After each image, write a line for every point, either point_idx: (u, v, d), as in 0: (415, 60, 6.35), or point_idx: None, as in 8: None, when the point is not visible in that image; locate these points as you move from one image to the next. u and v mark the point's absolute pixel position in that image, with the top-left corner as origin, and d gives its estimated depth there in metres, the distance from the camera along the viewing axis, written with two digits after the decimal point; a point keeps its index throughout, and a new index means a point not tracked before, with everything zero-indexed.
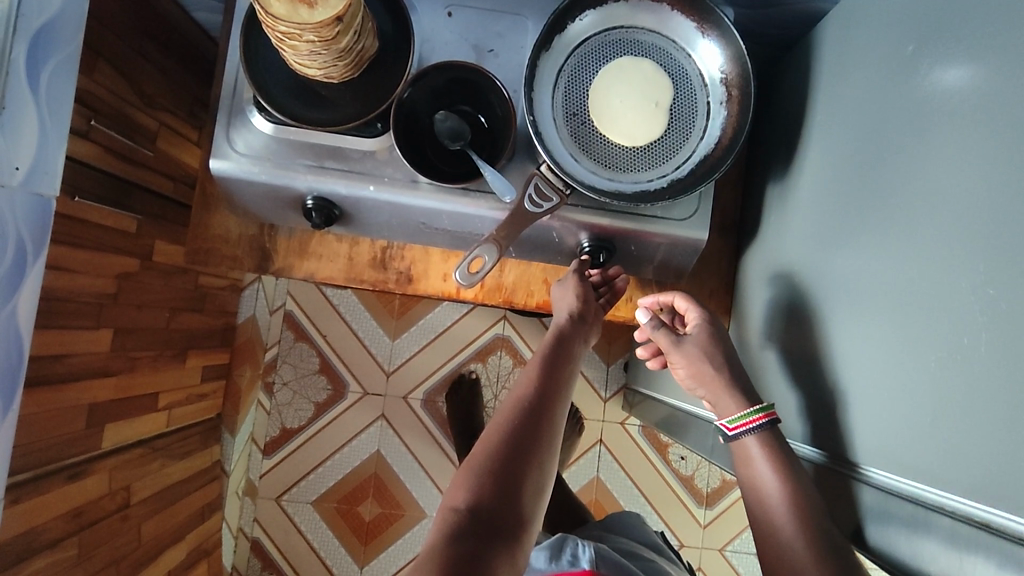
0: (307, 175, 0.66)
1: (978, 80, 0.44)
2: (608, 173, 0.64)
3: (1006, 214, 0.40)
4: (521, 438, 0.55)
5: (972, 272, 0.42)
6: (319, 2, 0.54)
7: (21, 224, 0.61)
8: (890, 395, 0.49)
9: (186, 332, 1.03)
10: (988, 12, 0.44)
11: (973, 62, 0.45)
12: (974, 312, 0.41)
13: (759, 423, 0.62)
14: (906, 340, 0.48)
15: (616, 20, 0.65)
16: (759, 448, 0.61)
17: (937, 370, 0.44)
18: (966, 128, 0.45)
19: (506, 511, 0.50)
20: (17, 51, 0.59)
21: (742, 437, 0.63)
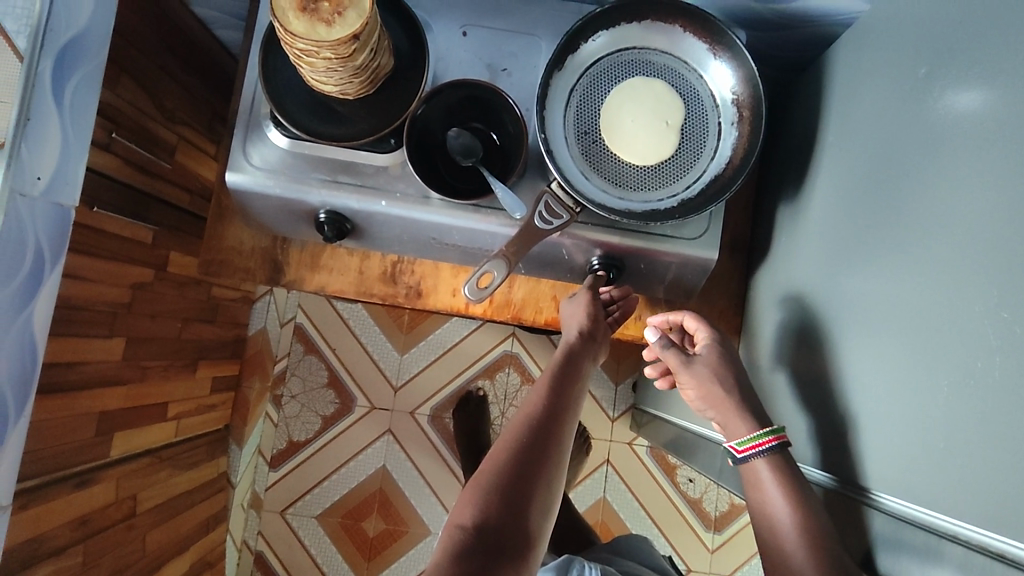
0: (321, 189, 0.67)
1: (991, 102, 0.44)
2: (618, 191, 0.65)
3: (1020, 237, 0.40)
4: (528, 455, 0.54)
5: (986, 294, 0.42)
6: (336, 20, 0.55)
7: (40, 233, 0.62)
8: (901, 418, 0.48)
9: (197, 343, 1.03)
10: (1000, 37, 0.45)
11: (986, 86, 0.45)
12: (988, 334, 0.41)
13: (769, 445, 0.61)
14: (918, 363, 0.47)
15: (628, 41, 0.65)
16: (770, 471, 0.60)
17: (951, 393, 0.44)
18: (979, 149, 0.45)
19: (512, 530, 0.50)
20: (45, 64, 0.61)
21: (751, 460, 0.62)
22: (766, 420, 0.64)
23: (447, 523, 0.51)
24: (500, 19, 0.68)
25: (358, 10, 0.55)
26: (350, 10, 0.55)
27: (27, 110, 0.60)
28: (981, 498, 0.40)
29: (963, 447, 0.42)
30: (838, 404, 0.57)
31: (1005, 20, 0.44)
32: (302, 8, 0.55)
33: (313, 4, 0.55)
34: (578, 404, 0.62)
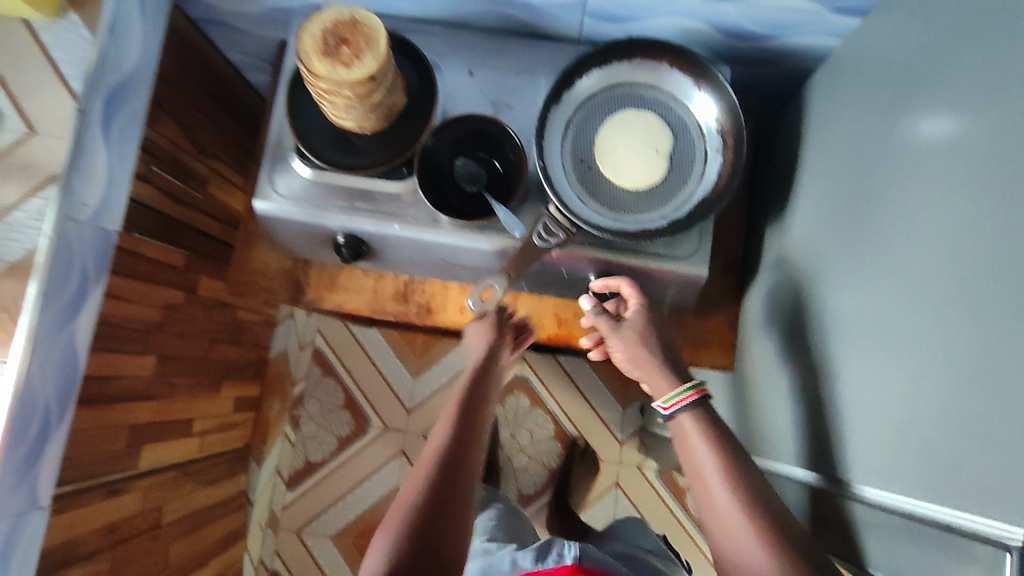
0: (340, 215, 0.73)
1: (942, 121, 0.49)
2: (612, 213, 0.70)
3: (968, 241, 0.44)
4: (449, 472, 0.58)
5: (943, 294, 0.46)
6: (354, 63, 0.62)
7: (86, 255, 0.68)
8: (881, 418, 0.52)
9: (221, 363, 1.09)
10: (947, 67, 0.50)
11: (938, 111, 0.50)
12: (945, 331, 0.45)
13: (692, 399, 0.61)
14: (890, 363, 0.51)
15: (620, 77, 0.71)
16: (694, 426, 0.60)
17: (919, 387, 0.47)
18: (933, 165, 0.49)
19: (435, 538, 0.52)
20: (95, 103, 0.67)
21: (676, 416, 0.62)
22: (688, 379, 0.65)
23: (376, 544, 0.53)
24: (503, 60, 0.75)
25: (374, 54, 0.62)
26: (367, 54, 0.62)
27: (77, 144, 0.65)
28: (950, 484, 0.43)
29: (932, 440, 0.45)
30: (826, 409, 0.61)
31: (949, 52, 0.49)
32: (324, 52, 0.62)
33: (335, 49, 0.62)
34: (485, 421, 0.68)
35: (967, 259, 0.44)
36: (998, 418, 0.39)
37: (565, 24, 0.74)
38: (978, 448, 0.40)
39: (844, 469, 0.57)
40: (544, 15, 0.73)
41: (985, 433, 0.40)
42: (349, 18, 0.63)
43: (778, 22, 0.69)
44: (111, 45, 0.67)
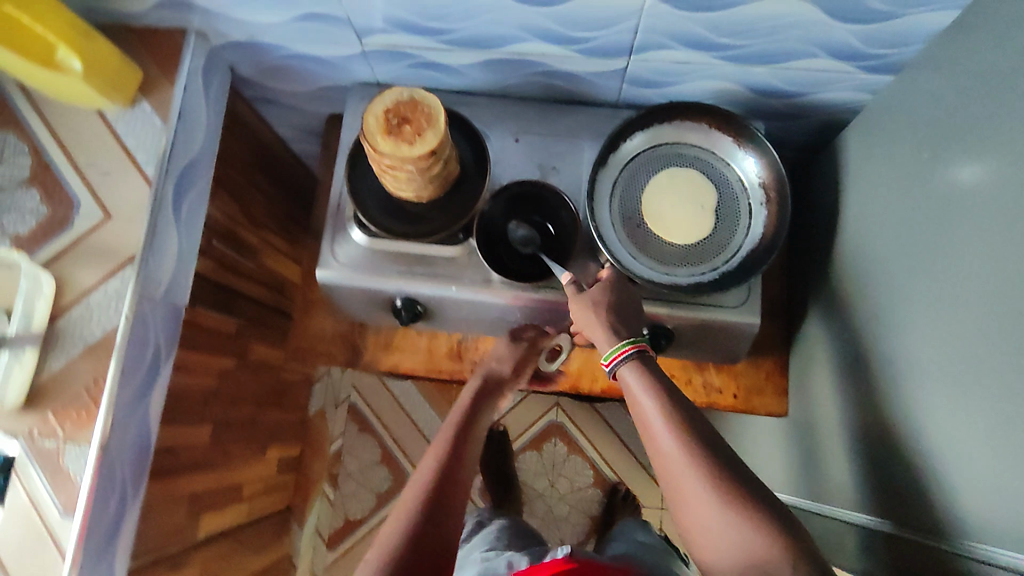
0: (398, 279, 0.76)
1: (979, 170, 0.52)
2: (664, 268, 0.73)
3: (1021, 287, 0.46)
4: (451, 465, 0.64)
5: (1001, 337, 0.47)
6: (417, 140, 0.66)
7: (158, 332, 0.71)
8: (949, 461, 0.53)
9: (267, 426, 1.10)
10: (978, 122, 0.53)
11: (972, 159, 0.53)
12: (1008, 373, 0.46)
13: (629, 353, 0.62)
14: (954, 405, 0.52)
15: (662, 138, 0.75)
16: (638, 377, 0.61)
17: (989, 430, 0.48)
18: (977, 213, 0.52)
19: (432, 545, 0.56)
20: (167, 186, 0.70)
21: (617, 369, 0.63)
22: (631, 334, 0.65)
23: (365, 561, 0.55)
24: (548, 126, 0.79)
25: (436, 130, 0.66)
26: (428, 131, 0.66)
27: (152, 226, 0.69)
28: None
29: (1001, 484, 0.46)
30: (890, 452, 0.62)
31: (981, 107, 0.53)
32: (388, 131, 0.66)
33: (397, 127, 0.66)
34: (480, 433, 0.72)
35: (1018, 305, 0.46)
36: None
37: (604, 90, 0.78)
38: None
39: (911, 513, 0.57)
40: (585, 83, 0.78)
41: None
42: (409, 98, 0.67)
43: (807, 81, 0.73)
44: (182, 132, 0.71)
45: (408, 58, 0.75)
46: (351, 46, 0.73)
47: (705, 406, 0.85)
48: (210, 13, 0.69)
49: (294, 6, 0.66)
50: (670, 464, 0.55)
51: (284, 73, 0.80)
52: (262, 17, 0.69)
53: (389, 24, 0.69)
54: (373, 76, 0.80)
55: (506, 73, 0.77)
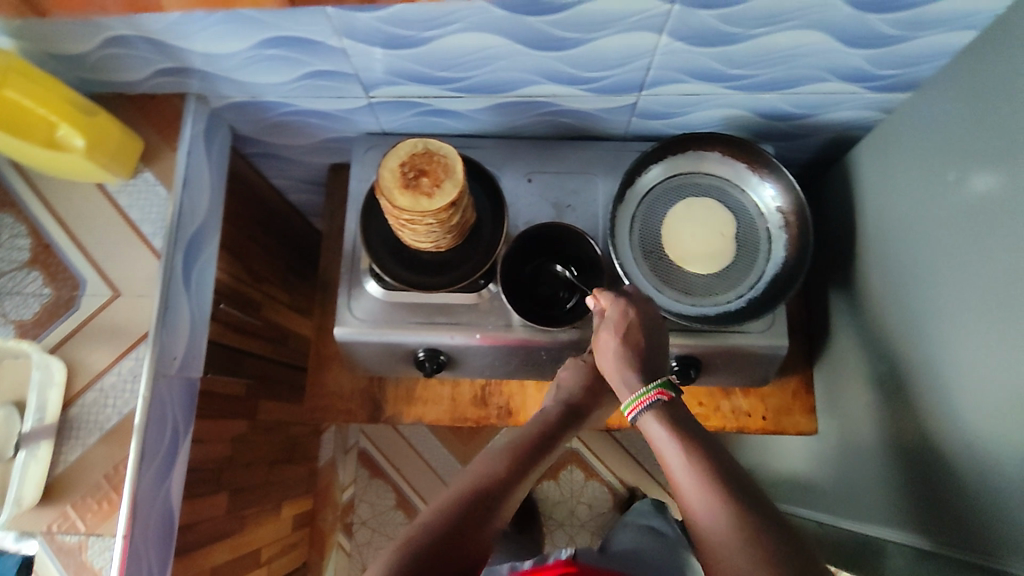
0: (420, 330, 0.74)
1: (1005, 190, 0.53)
2: (690, 299, 0.72)
3: None
4: (502, 484, 0.56)
5: None
6: (435, 192, 0.65)
7: (175, 408, 0.68)
8: (1003, 481, 0.53)
9: (280, 483, 1.06)
10: (998, 143, 0.54)
11: (998, 178, 0.54)
12: None
13: (650, 403, 0.56)
14: (1006, 424, 0.52)
15: (677, 168, 0.75)
16: (658, 424, 0.55)
17: None
18: (1008, 233, 0.53)
19: (464, 540, 0.51)
20: (177, 257, 0.69)
21: (639, 421, 0.57)
22: (652, 380, 0.59)
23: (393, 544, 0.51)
24: (559, 164, 0.78)
25: (453, 181, 0.65)
26: (446, 182, 0.65)
27: (165, 300, 0.67)
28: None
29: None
30: (935, 471, 0.62)
31: (1000, 128, 0.54)
32: (404, 185, 0.65)
33: (414, 181, 0.65)
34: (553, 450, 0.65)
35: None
36: None
37: (614, 124, 0.78)
38: None
39: (964, 534, 0.57)
40: (595, 119, 0.77)
41: None
42: (424, 150, 0.66)
43: (817, 103, 0.73)
44: (187, 199, 0.70)
45: (415, 107, 0.74)
46: (357, 99, 0.72)
47: (735, 430, 0.84)
48: (210, 75, 0.68)
49: (299, 66, 0.66)
50: (690, 513, 0.48)
51: (287, 128, 0.79)
52: (265, 77, 0.68)
53: (398, 76, 0.68)
54: (379, 127, 0.78)
55: (515, 115, 0.76)
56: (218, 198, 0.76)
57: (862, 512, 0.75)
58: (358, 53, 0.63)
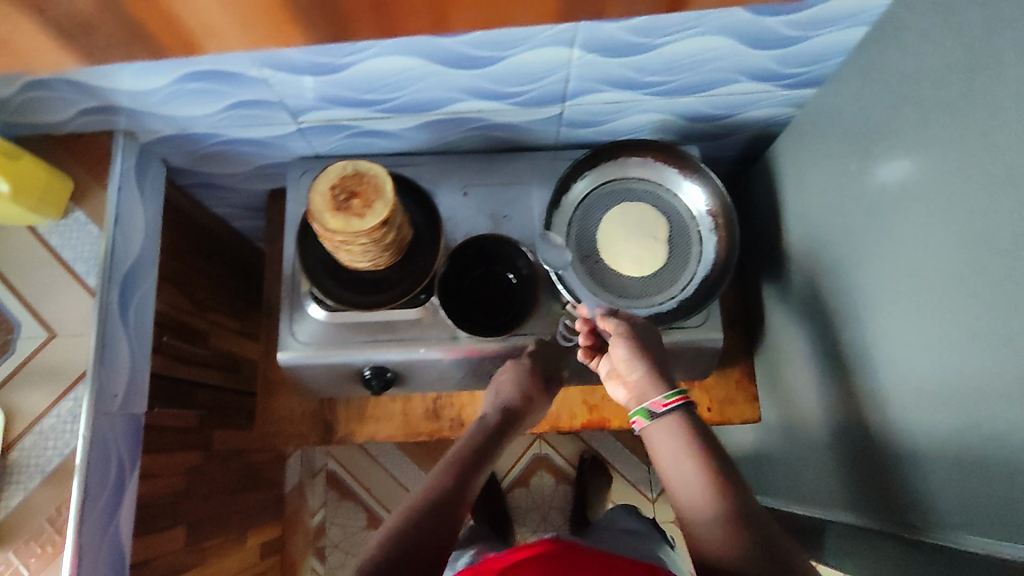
0: (365, 349, 0.74)
1: (900, 177, 0.56)
2: (624, 301, 0.74)
3: (960, 286, 0.49)
4: (450, 499, 0.58)
5: (949, 334, 0.51)
6: (366, 212, 0.66)
7: (120, 446, 0.68)
8: (919, 453, 0.56)
9: (243, 512, 1.05)
10: (890, 134, 0.57)
11: (894, 166, 0.56)
12: (967, 366, 0.49)
13: (676, 406, 0.57)
14: (919, 399, 0.55)
15: (610, 175, 0.77)
16: (670, 434, 0.56)
17: (955, 421, 0.51)
18: (907, 217, 0.55)
19: (416, 557, 0.52)
20: (112, 294, 0.68)
21: (649, 427, 0.58)
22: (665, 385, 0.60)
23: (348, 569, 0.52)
24: (493, 176, 0.80)
25: (383, 201, 0.66)
26: (377, 202, 0.66)
27: (102, 337, 0.66)
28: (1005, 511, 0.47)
29: (976, 472, 0.49)
30: (863, 449, 0.64)
31: (891, 119, 0.57)
32: (336, 208, 0.65)
33: (345, 203, 0.66)
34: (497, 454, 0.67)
35: (962, 302, 0.49)
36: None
37: (543, 135, 0.80)
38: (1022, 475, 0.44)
39: (896, 507, 0.60)
40: (525, 131, 0.79)
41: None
42: (354, 172, 0.67)
43: (734, 104, 0.76)
44: (120, 235, 0.70)
45: (345, 130, 0.75)
46: (286, 125, 0.73)
47: None
48: (137, 112, 0.68)
49: (223, 96, 0.66)
50: (696, 519, 0.51)
51: (221, 156, 0.79)
52: (191, 109, 0.69)
53: (323, 101, 0.69)
54: (313, 149, 0.79)
55: (446, 131, 0.78)
56: (154, 232, 0.76)
57: (808, 492, 0.78)
58: (279, 81, 0.64)
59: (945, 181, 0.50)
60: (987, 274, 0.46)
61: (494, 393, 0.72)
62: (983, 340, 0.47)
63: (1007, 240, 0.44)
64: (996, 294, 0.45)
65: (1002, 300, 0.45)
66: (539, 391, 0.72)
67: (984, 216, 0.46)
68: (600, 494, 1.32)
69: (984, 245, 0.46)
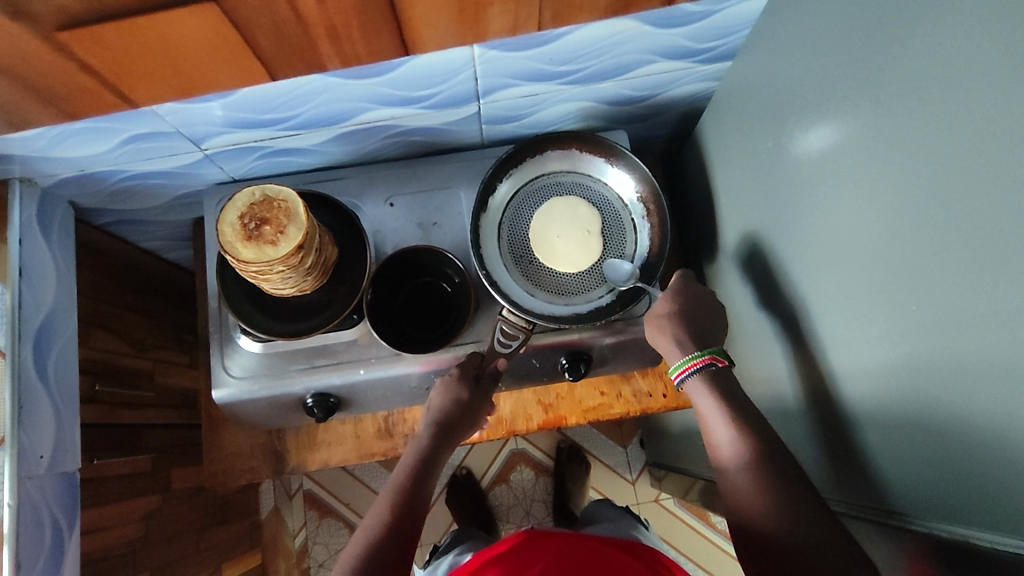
0: (302, 377, 0.71)
1: (817, 145, 0.54)
2: (563, 299, 0.72)
3: (880, 254, 0.47)
4: (391, 539, 0.60)
5: (873, 303, 0.49)
6: (280, 239, 0.61)
7: (53, 507, 0.65)
8: (854, 430, 0.54)
9: (216, 546, 1.02)
10: (804, 104, 0.55)
11: (811, 133, 0.54)
12: (891, 336, 0.47)
13: (702, 365, 0.63)
14: (849, 371, 0.54)
15: (536, 172, 0.75)
16: (706, 390, 0.61)
17: (882, 391, 0.49)
18: (824, 187, 0.54)
19: None
20: (25, 351, 0.65)
21: (687, 381, 0.63)
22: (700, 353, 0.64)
23: None
24: (417, 183, 0.77)
25: (297, 224, 0.62)
26: (290, 226, 0.62)
27: (19, 398, 0.64)
28: (931, 488, 0.45)
29: (903, 450, 0.47)
30: (805, 426, 0.63)
31: (803, 86, 0.55)
32: (247, 236, 0.61)
33: (256, 230, 0.61)
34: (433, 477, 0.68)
35: (882, 269, 0.47)
36: (952, 415, 0.42)
37: (464, 135, 0.78)
38: (948, 445, 0.43)
39: (839, 486, 0.59)
40: (445, 133, 0.76)
41: (952, 428, 0.42)
42: (262, 197, 0.63)
43: (655, 83, 0.73)
44: (28, 289, 0.67)
45: (255, 151, 0.72)
46: (191, 153, 0.70)
47: (640, 414, 0.83)
48: (30, 159, 0.64)
49: (115, 133, 0.63)
50: (736, 478, 0.55)
51: (132, 192, 0.76)
52: (85, 150, 0.65)
53: (224, 125, 0.65)
54: (227, 174, 0.76)
55: (363, 142, 0.75)
56: (67, 279, 0.73)
57: None
58: (171, 112, 0.61)
59: (861, 150, 0.48)
60: (903, 244, 0.44)
61: (429, 406, 0.71)
62: (904, 313, 0.45)
63: (919, 208, 0.42)
64: (913, 265, 0.43)
65: (918, 270, 0.43)
66: (472, 391, 0.70)
67: (897, 185, 0.44)
68: (578, 481, 1.30)
69: (899, 214, 0.44)
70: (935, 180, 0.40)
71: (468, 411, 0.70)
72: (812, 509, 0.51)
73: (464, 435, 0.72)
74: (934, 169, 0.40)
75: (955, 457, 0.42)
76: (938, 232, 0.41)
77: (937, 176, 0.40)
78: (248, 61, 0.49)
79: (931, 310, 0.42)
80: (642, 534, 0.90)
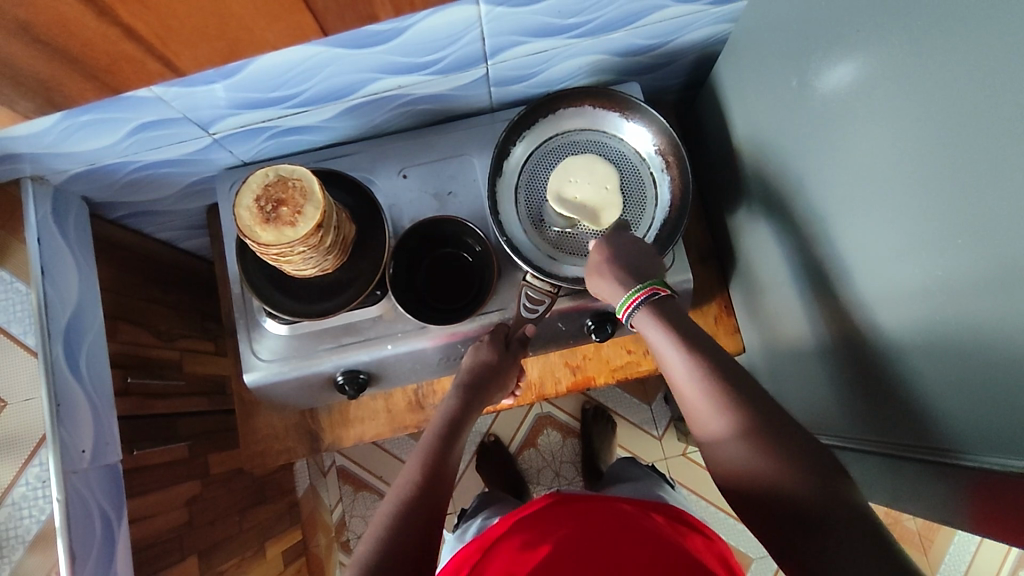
0: (330, 356, 0.71)
1: (844, 80, 0.51)
2: (586, 261, 0.71)
3: (917, 184, 0.45)
4: (424, 501, 0.59)
5: (908, 237, 0.47)
6: (298, 219, 0.60)
7: (100, 498, 0.67)
8: (887, 363, 0.53)
9: (258, 526, 1.04)
10: (826, 37, 0.53)
11: (835, 67, 0.52)
12: (932, 270, 0.45)
13: (642, 300, 0.59)
14: (881, 304, 0.52)
15: (548, 133, 0.73)
16: (655, 324, 0.57)
17: (921, 324, 0.48)
18: (853, 121, 0.51)
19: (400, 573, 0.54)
20: (57, 349, 0.66)
21: (634, 318, 0.59)
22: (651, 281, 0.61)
23: None
24: (428, 153, 0.76)
25: (313, 202, 0.60)
26: (306, 205, 0.60)
27: (55, 396, 0.64)
28: (981, 426, 0.44)
29: (948, 381, 0.46)
30: (837, 367, 0.62)
31: (822, 19, 0.53)
32: (264, 219, 0.60)
33: (273, 213, 0.60)
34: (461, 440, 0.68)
35: (921, 200, 0.45)
36: (995, 348, 0.41)
37: (473, 99, 0.76)
38: (997, 372, 0.41)
39: (874, 427, 0.58)
40: (453, 99, 0.74)
41: (1001, 359, 0.40)
42: (276, 178, 0.61)
43: (666, 30, 0.70)
44: (52, 288, 0.67)
45: (265, 132, 0.71)
46: (200, 138, 0.69)
47: None
48: (39, 157, 0.64)
49: (123, 123, 0.62)
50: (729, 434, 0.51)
51: (144, 183, 0.75)
52: (93, 143, 0.64)
53: (228, 107, 0.64)
54: (237, 158, 0.75)
55: (371, 114, 0.73)
56: (88, 275, 0.73)
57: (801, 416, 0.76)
58: (177, 97, 0.59)
59: (892, 80, 0.46)
60: (937, 175, 0.43)
61: (462, 369, 0.71)
62: (948, 246, 0.43)
63: (958, 138, 0.40)
64: (951, 197, 0.42)
65: (960, 201, 0.41)
66: (499, 356, 0.70)
67: (931, 113, 0.42)
68: (607, 440, 1.30)
69: (934, 142, 0.42)
70: (975, 108, 0.39)
71: (496, 376, 0.70)
72: (785, 466, 0.47)
73: (492, 399, 0.72)
74: (975, 93, 0.38)
75: (1005, 396, 0.41)
76: (983, 162, 0.39)
77: (976, 99, 0.38)
78: (299, 16, 0.45)
79: (977, 239, 0.40)
80: (668, 493, 0.88)
